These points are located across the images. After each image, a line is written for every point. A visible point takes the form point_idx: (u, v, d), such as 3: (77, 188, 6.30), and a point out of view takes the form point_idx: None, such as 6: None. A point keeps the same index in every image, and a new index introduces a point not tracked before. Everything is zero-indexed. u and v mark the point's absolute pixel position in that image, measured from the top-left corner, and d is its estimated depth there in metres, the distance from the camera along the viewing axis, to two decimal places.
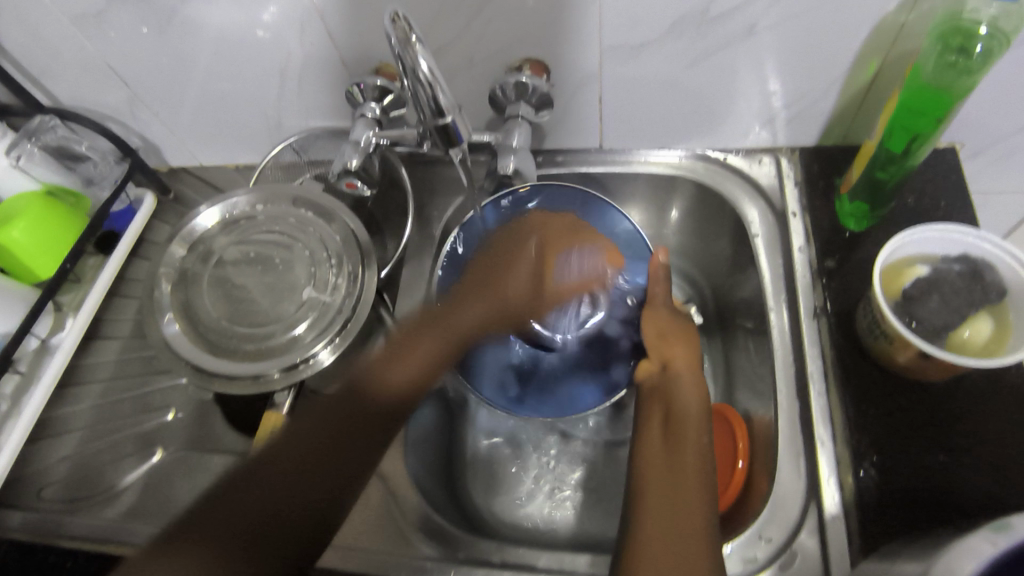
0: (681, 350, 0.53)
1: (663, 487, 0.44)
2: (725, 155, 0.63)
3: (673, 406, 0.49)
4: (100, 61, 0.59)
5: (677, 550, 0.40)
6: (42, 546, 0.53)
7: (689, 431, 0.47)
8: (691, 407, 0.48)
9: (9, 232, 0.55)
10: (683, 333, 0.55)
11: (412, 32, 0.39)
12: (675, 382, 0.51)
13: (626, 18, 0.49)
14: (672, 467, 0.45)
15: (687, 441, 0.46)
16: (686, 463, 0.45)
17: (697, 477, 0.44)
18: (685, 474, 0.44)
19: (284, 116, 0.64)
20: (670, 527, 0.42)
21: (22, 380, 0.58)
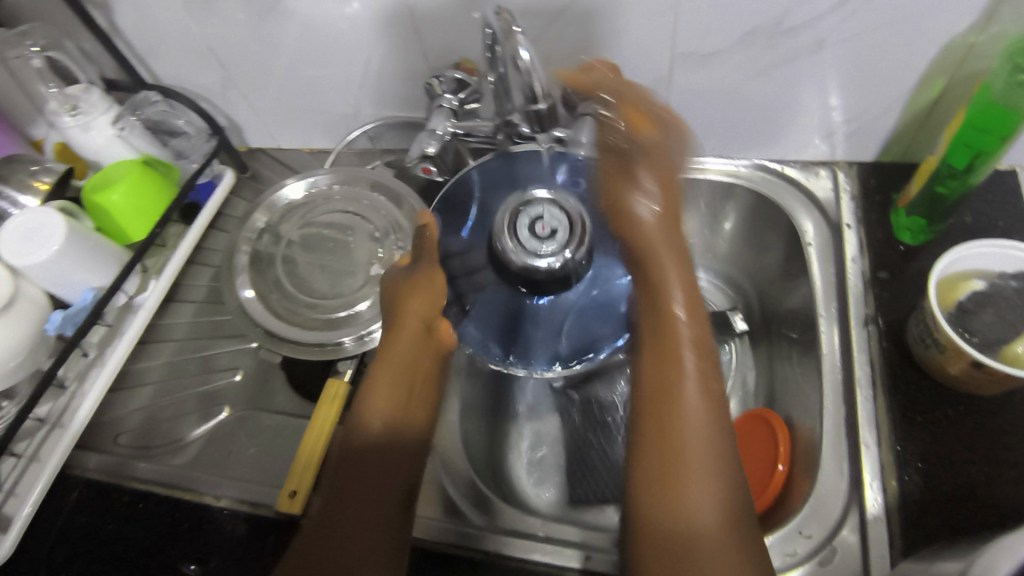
0: (663, 239, 0.54)
1: (673, 419, 0.46)
2: (782, 166, 0.65)
3: (665, 310, 0.52)
4: (202, 45, 0.64)
5: (701, 487, 0.43)
6: (115, 486, 0.57)
7: (685, 375, 0.48)
8: (687, 315, 0.51)
9: (110, 196, 0.60)
10: (670, 195, 0.55)
11: (514, 24, 0.43)
12: (670, 270, 0.53)
13: (697, 26, 0.52)
14: (674, 386, 0.47)
15: (684, 382, 0.48)
16: (687, 383, 0.47)
17: (697, 391, 0.47)
18: (693, 400, 0.46)
19: (362, 106, 0.68)
20: (686, 459, 0.44)
21: (108, 332, 0.62)
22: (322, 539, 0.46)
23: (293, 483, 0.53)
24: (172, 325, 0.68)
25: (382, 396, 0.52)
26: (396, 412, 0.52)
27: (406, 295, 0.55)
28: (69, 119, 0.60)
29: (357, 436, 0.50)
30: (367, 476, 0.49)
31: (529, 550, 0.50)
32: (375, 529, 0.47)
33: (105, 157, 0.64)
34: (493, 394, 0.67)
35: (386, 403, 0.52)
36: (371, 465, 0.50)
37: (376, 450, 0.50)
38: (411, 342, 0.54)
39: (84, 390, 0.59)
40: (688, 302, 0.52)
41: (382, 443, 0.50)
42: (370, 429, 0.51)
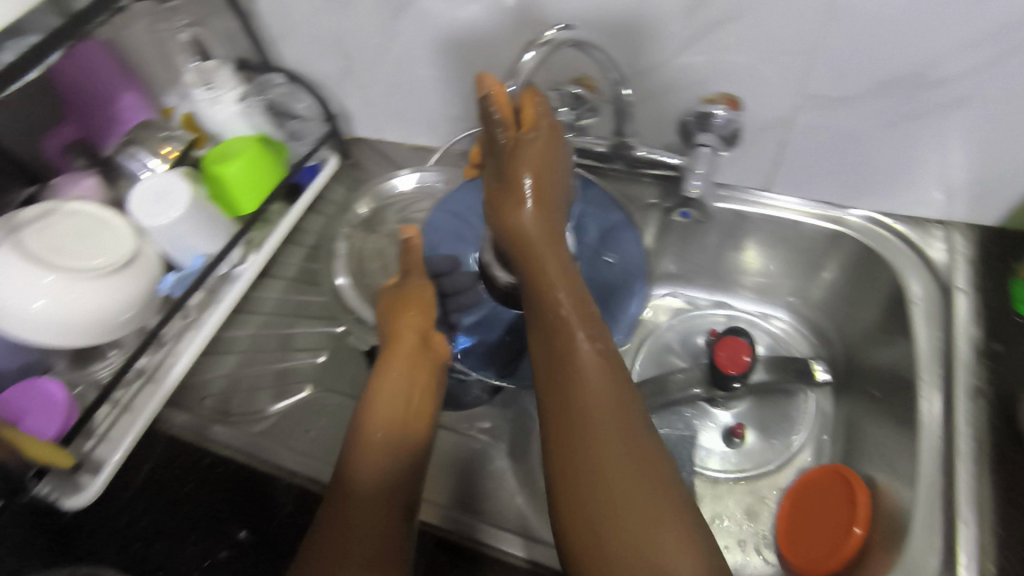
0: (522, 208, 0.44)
1: (566, 407, 0.40)
2: (893, 220, 0.64)
3: (546, 279, 0.43)
4: (332, 34, 0.67)
5: (624, 475, 0.37)
6: (197, 446, 0.59)
7: (582, 422, 0.39)
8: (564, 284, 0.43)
9: (227, 168, 0.62)
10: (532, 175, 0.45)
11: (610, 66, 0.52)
12: (535, 241, 0.44)
13: (834, 70, 0.52)
14: (571, 364, 0.41)
15: (582, 429, 0.38)
16: (588, 358, 0.41)
17: (596, 366, 0.40)
18: (592, 375, 0.40)
19: (473, 110, 0.70)
20: (600, 446, 0.38)
21: (207, 297, 0.65)
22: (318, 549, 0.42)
23: None
24: (263, 298, 0.70)
25: (384, 403, 0.48)
26: (395, 416, 0.48)
27: (401, 309, 0.52)
28: (201, 92, 0.64)
29: (368, 445, 0.46)
30: (364, 479, 0.45)
31: (495, 540, 0.49)
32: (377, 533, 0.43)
33: (227, 130, 0.66)
34: None
35: (386, 414, 0.48)
36: (381, 470, 0.46)
37: (373, 453, 0.46)
38: (410, 347, 0.50)
39: (179, 349, 0.62)
40: (564, 275, 0.44)
41: (382, 449, 0.47)
42: (371, 440, 0.47)
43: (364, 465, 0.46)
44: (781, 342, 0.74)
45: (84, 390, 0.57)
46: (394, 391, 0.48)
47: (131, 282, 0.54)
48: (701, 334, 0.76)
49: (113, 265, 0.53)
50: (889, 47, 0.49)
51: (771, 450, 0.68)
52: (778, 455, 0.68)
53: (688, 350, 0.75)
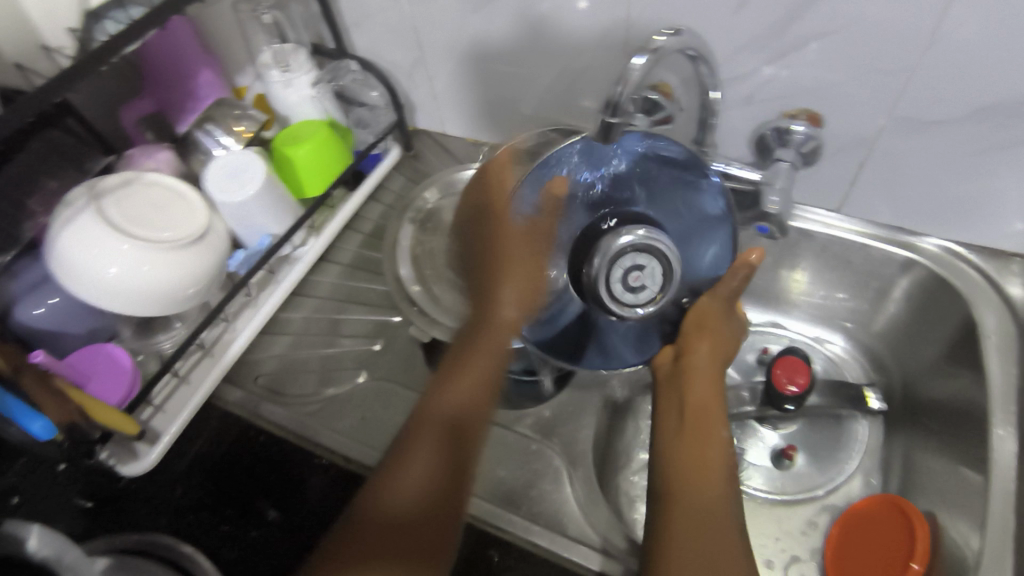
0: (701, 345, 0.54)
1: (687, 497, 0.47)
2: (967, 250, 0.62)
3: (693, 399, 0.51)
4: (408, 24, 0.67)
5: (703, 535, 0.44)
6: (250, 423, 0.60)
7: (703, 456, 0.48)
8: (709, 407, 0.51)
9: (297, 151, 0.62)
10: (706, 330, 0.54)
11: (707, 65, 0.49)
12: (695, 369, 0.53)
13: (927, 94, 0.51)
14: (696, 467, 0.48)
15: (700, 462, 0.48)
16: (708, 471, 0.47)
17: (716, 483, 0.47)
18: (712, 439, 0.49)
19: (541, 110, 0.70)
20: (696, 517, 0.45)
21: (266, 276, 0.65)
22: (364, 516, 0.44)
23: None
24: (320, 282, 0.71)
25: (460, 386, 0.49)
26: (464, 400, 0.49)
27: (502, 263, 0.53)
28: (277, 74, 0.64)
29: (432, 422, 0.48)
30: (422, 457, 0.46)
31: (524, 533, 0.50)
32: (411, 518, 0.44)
33: (295, 113, 0.67)
34: (613, 417, 0.66)
35: (464, 386, 0.50)
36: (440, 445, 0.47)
37: (435, 432, 0.47)
38: (495, 327, 0.52)
39: (238, 327, 0.63)
40: (710, 399, 0.51)
41: (443, 431, 0.47)
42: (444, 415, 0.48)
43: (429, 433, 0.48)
44: (834, 365, 0.73)
45: (145, 359, 0.58)
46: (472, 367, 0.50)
47: (202, 255, 0.55)
48: (753, 351, 0.74)
49: (186, 239, 0.54)
50: (988, 73, 0.48)
51: (820, 476, 0.66)
52: (828, 480, 0.66)
53: (739, 366, 0.73)
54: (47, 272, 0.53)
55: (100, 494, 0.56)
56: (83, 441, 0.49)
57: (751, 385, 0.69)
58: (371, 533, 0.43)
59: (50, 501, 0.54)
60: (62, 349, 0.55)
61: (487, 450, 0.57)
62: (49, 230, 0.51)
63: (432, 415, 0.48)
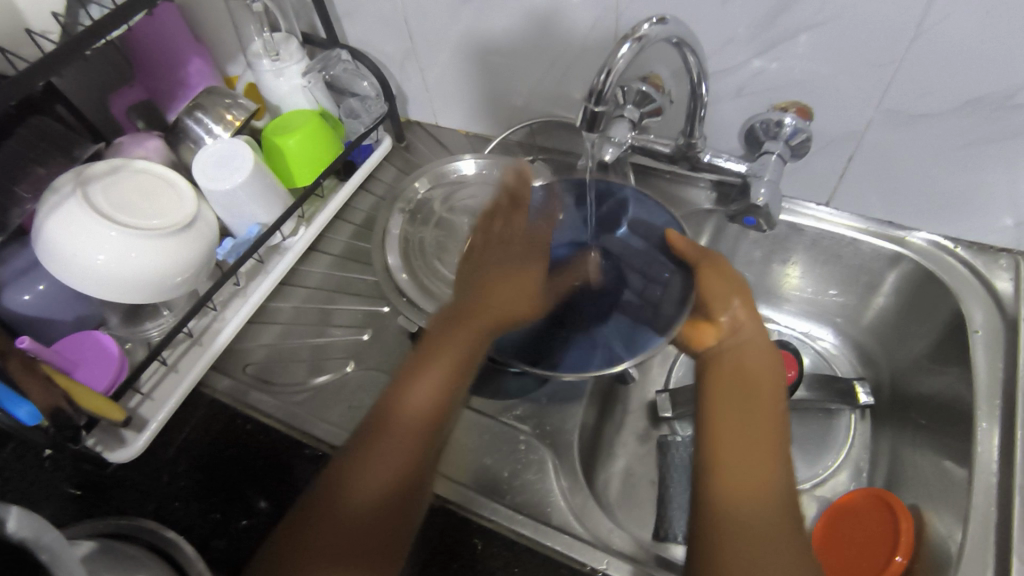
0: (744, 305, 0.52)
1: (739, 470, 0.43)
2: (956, 245, 0.62)
3: (746, 368, 0.49)
4: (399, 15, 0.67)
5: (765, 539, 0.41)
6: (238, 412, 0.60)
7: (760, 446, 0.45)
8: (761, 384, 0.48)
9: (287, 140, 0.62)
10: (732, 285, 0.53)
11: (695, 56, 0.48)
12: (740, 339, 0.51)
13: (916, 86, 0.51)
14: (750, 442, 0.45)
15: (757, 451, 0.44)
16: (767, 434, 0.45)
17: (774, 453, 0.44)
18: (764, 424, 0.46)
19: (531, 102, 0.70)
20: (754, 523, 0.41)
21: (255, 266, 0.65)
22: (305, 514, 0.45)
23: None
24: (310, 272, 0.71)
25: (422, 394, 0.49)
26: (426, 406, 0.49)
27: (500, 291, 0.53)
28: (267, 63, 0.64)
29: (395, 427, 0.47)
30: (371, 459, 0.46)
31: (507, 520, 0.50)
32: (361, 523, 0.44)
33: (287, 104, 0.67)
34: (601, 409, 0.66)
35: (430, 381, 0.50)
36: (395, 438, 0.47)
37: (395, 437, 0.47)
38: (460, 347, 0.51)
39: (227, 316, 0.63)
40: (763, 368, 0.49)
41: (399, 436, 0.47)
42: (405, 413, 0.48)
43: (388, 432, 0.47)
44: (825, 360, 0.73)
45: (133, 347, 0.59)
46: (442, 355, 0.50)
47: (192, 242, 0.55)
48: None
49: (178, 225, 0.54)
50: (977, 65, 0.48)
51: (808, 469, 0.66)
52: (815, 474, 0.66)
53: None
54: (35, 258, 0.53)
55: (88, 482, 0.56)
56: (67, 426, 0.48)
57: None
58: (316, 533, 0.43)
59: (41, 487, 0.56)
60: (49, 336, 0.55)
61: (474, 441, 0.57)
62: (36, 216, 0.51)
63: (387, 415, 0.48)
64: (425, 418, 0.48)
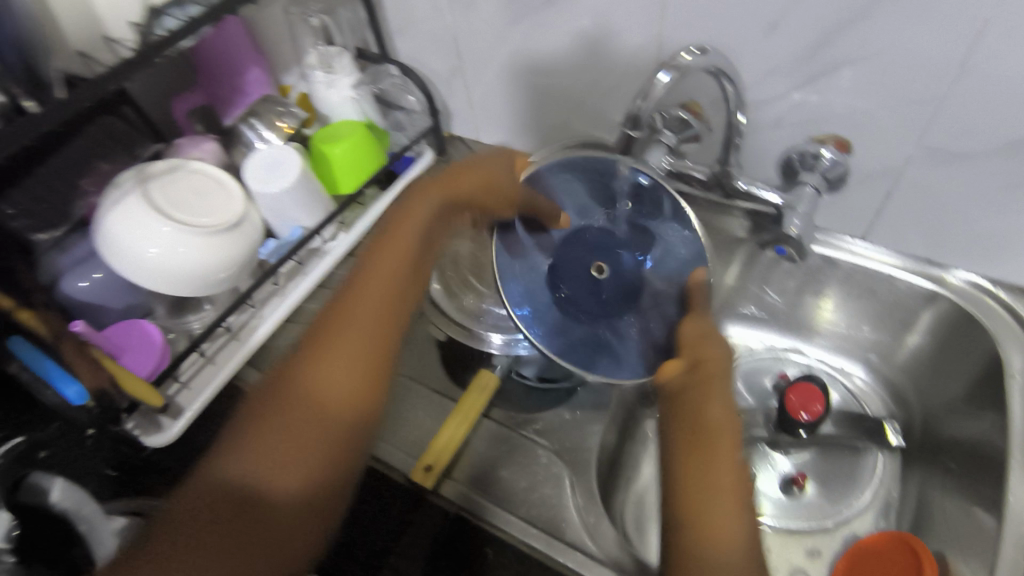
0: (715, 350, 0.47)
1: (707, 547, 0.38)
2: (996, 288, 0.61)
3: (708, 417, 0.43)
4: (449, 34, 0.70)
5: None
6: None
7: (720, 507, 0.39)
8: (724, 431, 0.42)
9: (334, 150, 0.65)
10: (708, 336, 0.48)
11: (731, 87, 0.49)
12: (710, 383, 0.45)
13: (958, 125, 0.51)
14: (713, 520, 0.39)
15: (716, 515, 0.39)
16: (730, 492, 0.40)
17: (736, 514, 0.39)
18: (726, 480, 0.40)
19: (572, 123, 0.71)
20: None
21: (295, 268, 0.68)
22: (193, 488, 0.39)
23: (430, 459, 0.54)
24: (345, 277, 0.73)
25: (330, 378, 0.42)
26: (342, 391, 0.42)
27: (417, 262, 0.49)
28: (321, 75, 0.68)
29: (299, 406, 0.41)
30: (281, 439, 0.40)
31: (520, 532, 0.51)
32: (271, 519, 0.39)
33: (336, 114, 0.70)
34: (623, 430, 0.66)
35: (341, 356, 0.43)
36: (303, 423, 0.41)
37: (303, 414, 0.41)
38: (395, 294, 0.47)
39: (265, 313, 0.65)
40: (729, 419, 0.43)
41: (311, 412, 0.41)
42: (316, 388, 0.42)
43: (291, 416, 0.41)
44: (854, 398, 0.71)
45: (175, 337, 0.62)
46: (368, 307, 0.45)
47: (236, 242, 0.58)
48: (770, 376, 0.73)
49: (224, 225, 0.56)
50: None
51: (830, 506, 0.65)
52: (837, 512, 0.65)
53: (754, 390, 0.72)
54: (94, 248, 0.56)
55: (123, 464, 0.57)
56: (110, 408, 0.51)
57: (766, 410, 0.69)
58: (224, 512, 0.38)
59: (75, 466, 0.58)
60: (100, 321, 0.59)
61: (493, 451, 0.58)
62: (99, 207, 0.55)
63: (292, 389, 0.42)
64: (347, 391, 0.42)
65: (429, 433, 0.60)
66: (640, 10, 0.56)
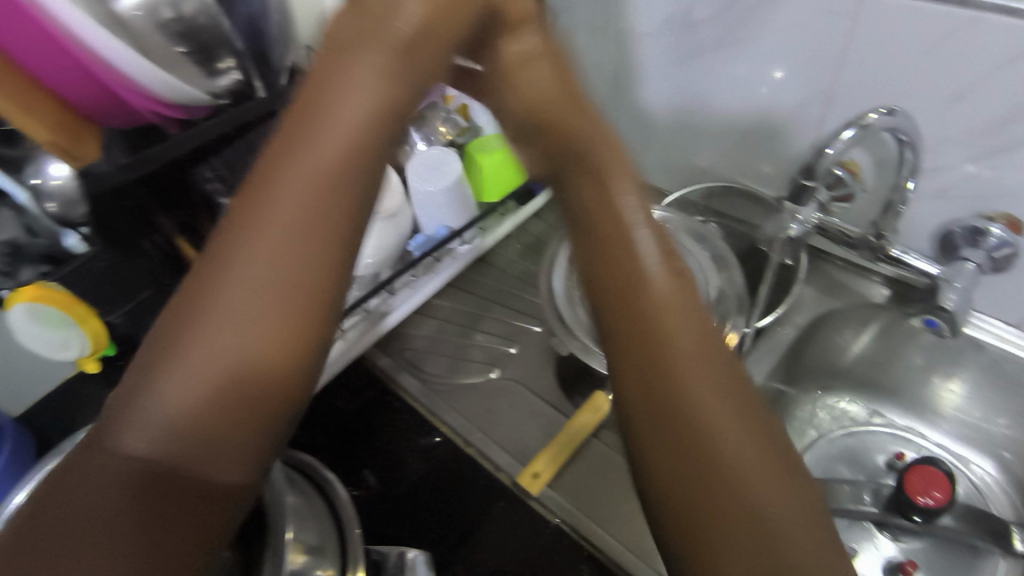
0: (610, 196, 0.43)
1: (689, 438, 0.32)
2: None
3: (649, 298, 0.37)
4: (609, 65, 0.74)
5: (766, 486, 0.31)
6: (390, 391, 0.66)
7: (688, 391, 0.33)
8: (666, 303, 0.36)
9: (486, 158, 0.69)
10: (609, 167, 0.44)
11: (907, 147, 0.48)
12: (628, 239, 0.40)
13: None
14: (683, 402, 0.33)
15: (694, 398, 0.33)
16: (692, 353, 0.35)
17: (712, 389, 0.33)
18: (695, 371, 0.34)
19: (718, 165, 0.73)
20: (749, 486, 0.31)
21: (432, 263, 0.72)
22: (84, 475, 0.29)
23: (537, 466, 0.57)
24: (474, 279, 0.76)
25: (262, 334, 0.32)
26: (258, 288, 0.33)
27: (361, 196, 0.36)
28: None
29: (192, 338, 0.32)
30: (179, 372, 0.31)
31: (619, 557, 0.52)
32: (181, 469, 0.30)
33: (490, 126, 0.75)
34: None
35: (257, 244, 0.33)
36: (205, 344, 0.32)
37: (197, 343, 0.32)
38: (343, 155, 0.36)
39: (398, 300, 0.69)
40: (667, 286, 0.37)
41: (209, 344, 0.32)
42: (224, 300, 0.32)
43: (192, 335, 0.32)
44: (978, 492, 0.65)
45: None
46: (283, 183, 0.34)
47: (392, 231, 0.63)
48: (884, 453, 0.68)
49: (385, 213, 0.62)
50: None
51: None
52: None
53: (866, 467, 0.68)
54: None
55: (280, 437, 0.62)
56: None
57: (874, 486, 0.64)
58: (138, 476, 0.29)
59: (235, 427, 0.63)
60: None
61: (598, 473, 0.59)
62: None
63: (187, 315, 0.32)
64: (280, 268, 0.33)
65: (536, 442, 0.61)
66: (801, 68, 0.58)
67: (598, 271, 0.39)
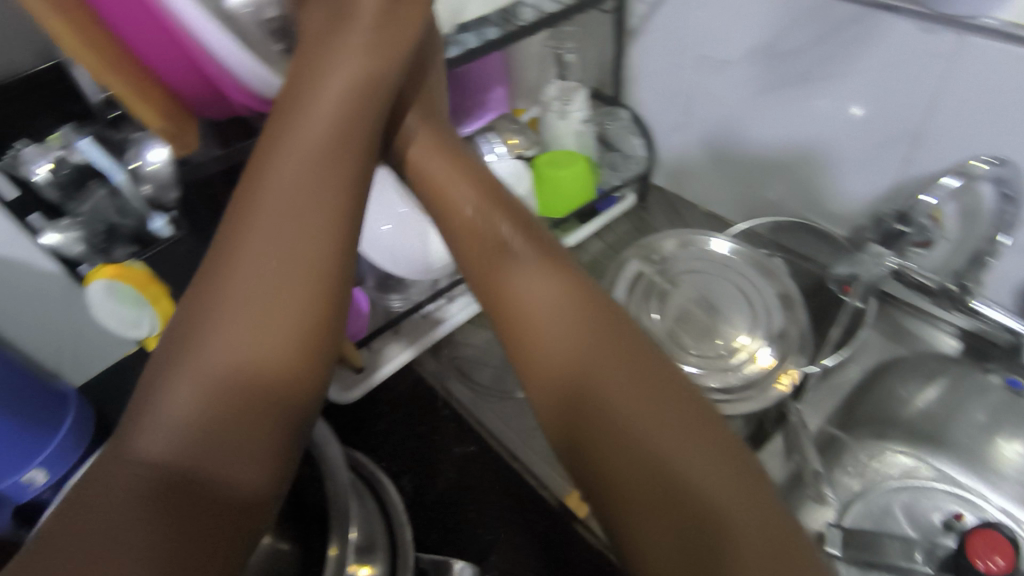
0: (486, 237, 0.47)
1: (634, 466, 0.37)
2: None
3: (561, 361, 0.42)
4: (683, 89, 0.73)
5: (713, 484, 0.35)
6: (438, 400, 0.65)
7: (620, 423, 0.38)
8: (575, 356, 0.41)
9: (557, 173, 0.69)
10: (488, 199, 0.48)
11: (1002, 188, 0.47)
12: (525, 295, 0.44)
13: None
14: (620, 434, 0.38)
15: (628, 427, 0.38)
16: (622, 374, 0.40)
17: (639, 410, 0.38)
18: (624, 397, 0.39)
19: (786, 199, 0.72)
20: (694, 495, 0.35)
21: None
22: (105, 483, 0.34)
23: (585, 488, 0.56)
24: None
25: (266, 336, 0.39)
26: (235, 332, 0.38)
27: (322, 229, 0.42)
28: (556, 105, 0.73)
29: (182, 372, 0.37)
30: (171, 401, 0.36)
31: None
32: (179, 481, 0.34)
33: (558, 141, 0.75)
34: None
35: (229, 291, 0.39)
36: (189, 382, 0.37)
37: (188, 379, 0.37)
38: (304, 196, 0.42)
39: (452, 308, 0.70)
40: (574, 342, 0.42)
41: (199, 377, 0.37)
42: (206, 344, 0.38)
43: (179, 374, 0.37)
44: None
45: (375, 310, 0.68)
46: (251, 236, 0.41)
47: None
48: (941, 512, 0.64)
49: None
50: None
51: None
52: None
53: (921, 525, 0.64)
54: None
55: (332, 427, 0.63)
56: None
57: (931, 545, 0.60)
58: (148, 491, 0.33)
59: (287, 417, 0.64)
60: None
61: None
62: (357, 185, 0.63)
63: (171, 361, 0.38)
64: (257, 299, 0.39)
65: None
66: (881, 103, 0.57)
67: (512, 336, 0.44)
